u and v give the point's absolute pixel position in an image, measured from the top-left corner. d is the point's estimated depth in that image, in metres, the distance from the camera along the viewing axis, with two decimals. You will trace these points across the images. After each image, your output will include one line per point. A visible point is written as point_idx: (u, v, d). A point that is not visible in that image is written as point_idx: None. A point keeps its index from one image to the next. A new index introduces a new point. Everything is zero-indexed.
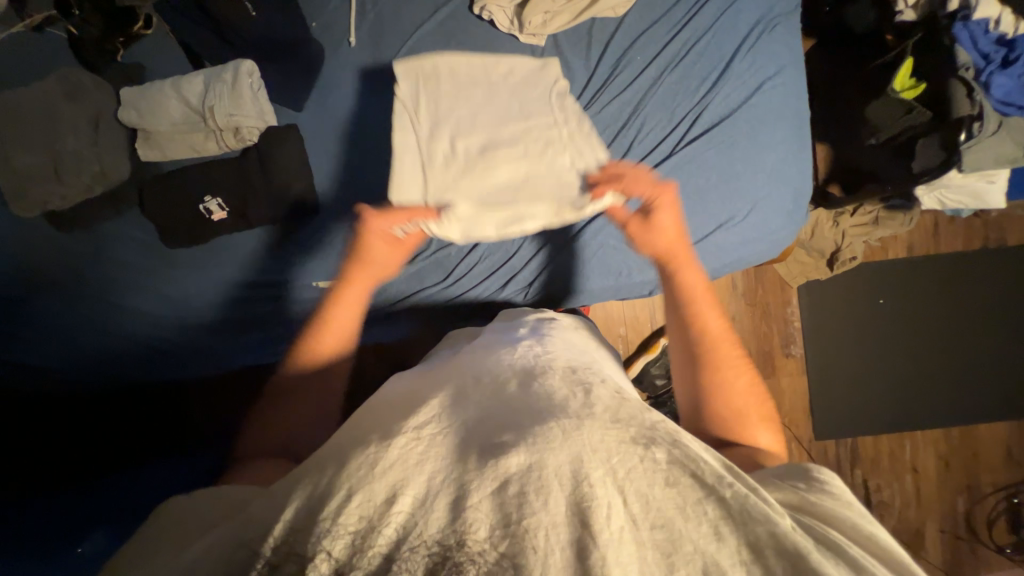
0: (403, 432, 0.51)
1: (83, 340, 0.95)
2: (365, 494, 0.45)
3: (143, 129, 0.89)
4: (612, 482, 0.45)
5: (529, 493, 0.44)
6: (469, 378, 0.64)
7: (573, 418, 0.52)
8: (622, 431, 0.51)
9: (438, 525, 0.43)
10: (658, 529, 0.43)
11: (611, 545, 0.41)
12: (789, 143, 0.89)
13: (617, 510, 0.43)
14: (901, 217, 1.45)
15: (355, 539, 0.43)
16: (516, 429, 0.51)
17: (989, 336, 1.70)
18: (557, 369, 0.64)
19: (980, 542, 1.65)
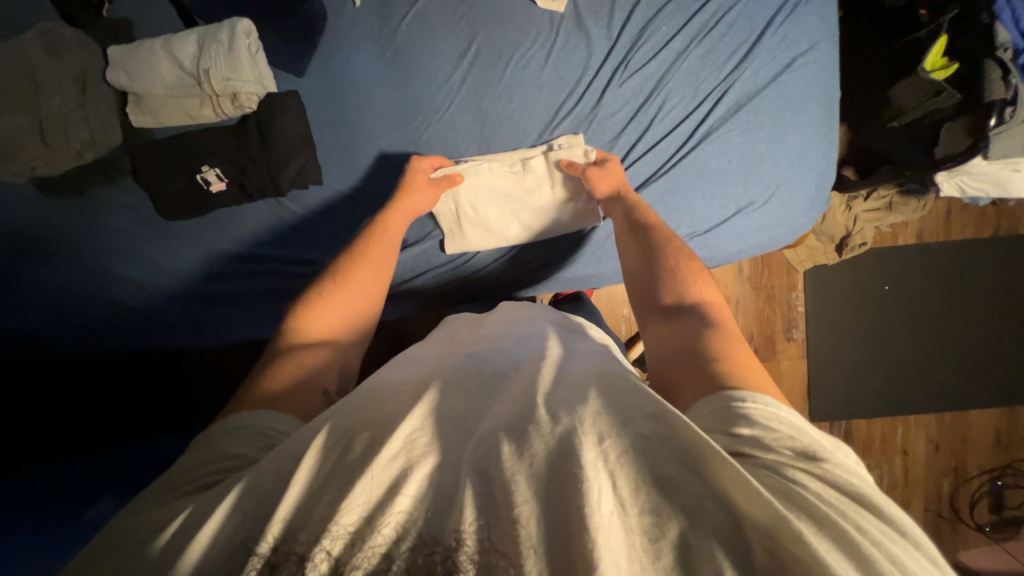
0: (405, 419, 0.49)
1: (87, 308, 0.95)
2: (365, 483, 0.43)
3: (133, 91, 0.84)
4: (603, 465, 0.44)
5: (519, 480, 0.43)
6: (466, 364, 0.63)
7: (573, 402, 0.51)
8: (611, 416, 0.49)
9: (426, 525, 0.42)
10: (649, 514, 0.41)
11: (602, 531, 0.39)
12: (817, 124, 0.85)
13: (608, 494, 0.42)
14: (914, 203, 1.43)
15: (352, 537, 0.41)
16: (509, 417, 0.50)
17: (990, 324, 1.71)
18: (555, 356, 0.63)
19: (961, 522, 1.71)
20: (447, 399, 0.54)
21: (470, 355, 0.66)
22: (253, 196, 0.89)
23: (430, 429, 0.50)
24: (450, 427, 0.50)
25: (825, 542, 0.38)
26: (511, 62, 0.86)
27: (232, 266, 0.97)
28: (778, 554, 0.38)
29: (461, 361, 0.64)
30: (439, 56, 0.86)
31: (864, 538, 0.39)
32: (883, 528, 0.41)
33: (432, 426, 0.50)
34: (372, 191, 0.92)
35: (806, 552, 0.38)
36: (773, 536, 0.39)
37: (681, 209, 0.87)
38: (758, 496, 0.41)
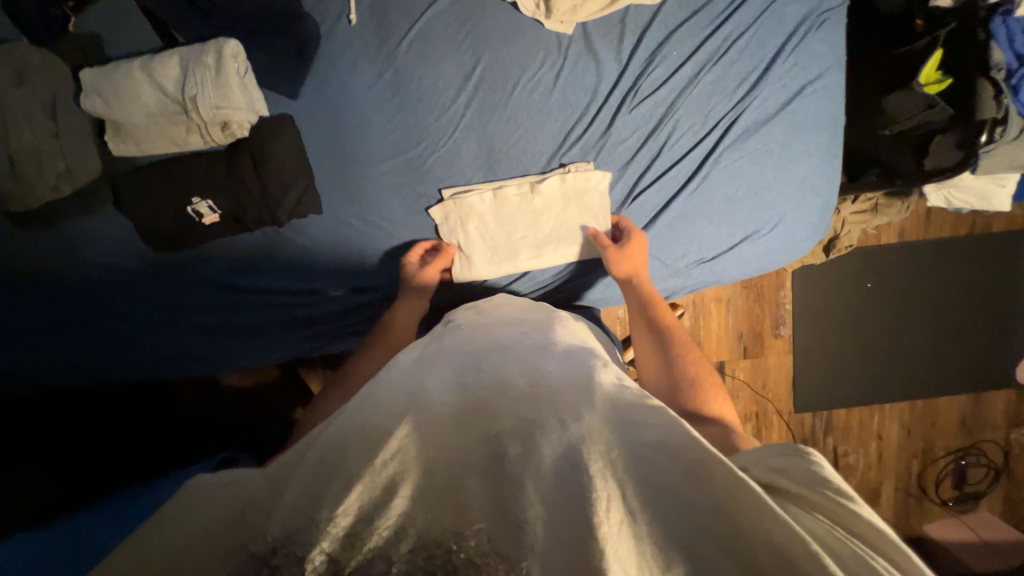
0: (404, 424, 0.53)
1: (75, 343, 0.92)
2: (366, 483, 0.46)
3: (112, 119, 0.78)
4: (610, 475, 0.48)
5: (527, 484, 0.47)
6: (467, 368, 0.66)
7: (572, 412, 0.55)
8: (615, 432, 0.54)
9: (420, 527, 0.45)
10: (654, 526, 0.45)
11: (610, 540, 0.42)
12: (822, 153, 0.86)
13: (615, 503, 0.45)
14: (899, 205, 1.48)
15: (349, 537, 0.43)
16: (515, 424, 0.54)
17: (962, 317, 1.80)
18: (555, 363, 0.67)
19: (927, 499, 1.84)
20: (454, 408, 0.58)
21: (471, 357, 0.69)
22: (250, 228, 0.86)
23: (435, 437, 0.53)
24: (452, 430, 0.55)
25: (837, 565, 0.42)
26: (518, 86, 0.83)
27: (228, 295, 0.94)
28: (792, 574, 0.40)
29: (463, 366, 0.67)
30: (443, 79, 0.83)
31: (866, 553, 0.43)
32: (892, 566, 0.43)
33: (438, 428, 0.55)
34: (377, 219, 0.89)
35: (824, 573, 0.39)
36: (791, 560, 0.41)
37: (689, 236, 0.87)
38: (772, 516, 0.43)
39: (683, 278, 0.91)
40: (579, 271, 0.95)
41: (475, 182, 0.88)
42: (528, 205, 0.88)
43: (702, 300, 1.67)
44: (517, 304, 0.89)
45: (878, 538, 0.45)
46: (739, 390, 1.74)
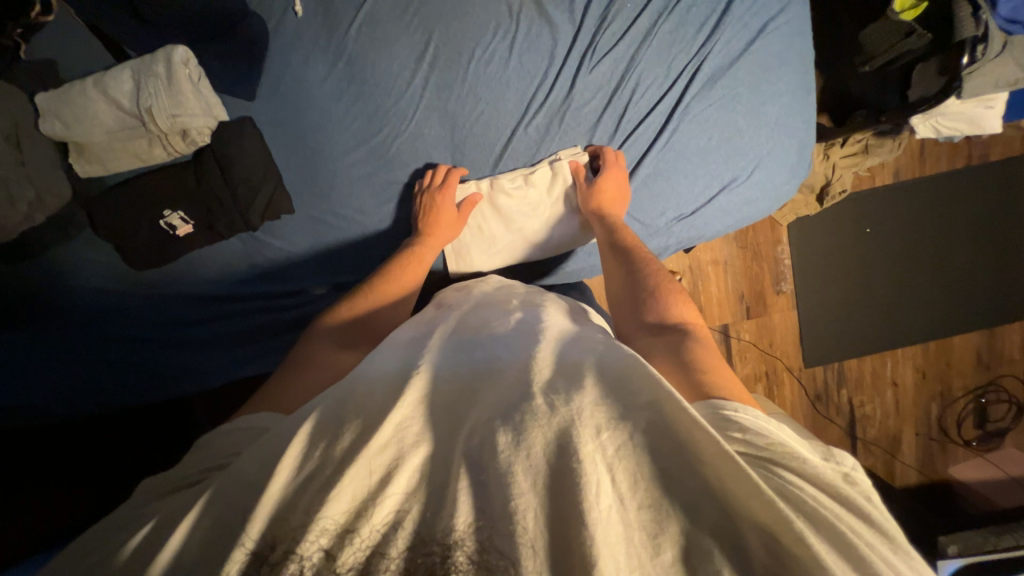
0: (397, 407, 0.50)
1: (62, 372, 0.91)
2: (360, 469, 0.45)
3: (73, 140, 0.78)
4: (602, 458, 0.45)
5: (516, 473, 0.44)
6: (459, 355, 0.61)
7: (561, 393, 0.51)
8: (612, 407, 0.49)
9: (415, 525, 0.44)
10: (646, 510, 0.43)
11: (600, 523, 0.41)
12: (793, 90, 0.84)
13: (605, 488, 0.43)
14: (891, 143, 1.43)
15: (342, 531, 0.43)
16: (504, 408, 0.50)
17: (969, 251, 1.76)
18: (546, 342, 0.61)
19: (950, 441, 1.80)
20: (441, 392, 0.55)
21: (465, 342, 0.65)
22: (224, 234, 0.86)
23: (423, 421, 0.51)
24: (440, 423, 0.51)
25: (824, 545, 0.40)
26: (473, 59, 0.81)
27: (212, 308, 0.94)
28: (778, 552, 0.40)
29: (456, 350, 0.63)
30: (397, 61, 0.81)
31: (849, 532, 0.41)
32: (885, 548, 0.41)
33: (426, 411, 0.52)
34: (348, 212, 0.89)
35: (806, 553, 0.39)
36: (775, 535, 0.41)
37: (666, 194, 0.86)
38: (761, 497, 0.41)
39: (666, 238, 0.90)
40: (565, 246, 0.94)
41: (441, 164, 0.87)
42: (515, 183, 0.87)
43: (698, 266, 1.65)
44: (498, 284, 0.85)
45: (868, 516, 0.43)
46: (747, 352, 1.71)
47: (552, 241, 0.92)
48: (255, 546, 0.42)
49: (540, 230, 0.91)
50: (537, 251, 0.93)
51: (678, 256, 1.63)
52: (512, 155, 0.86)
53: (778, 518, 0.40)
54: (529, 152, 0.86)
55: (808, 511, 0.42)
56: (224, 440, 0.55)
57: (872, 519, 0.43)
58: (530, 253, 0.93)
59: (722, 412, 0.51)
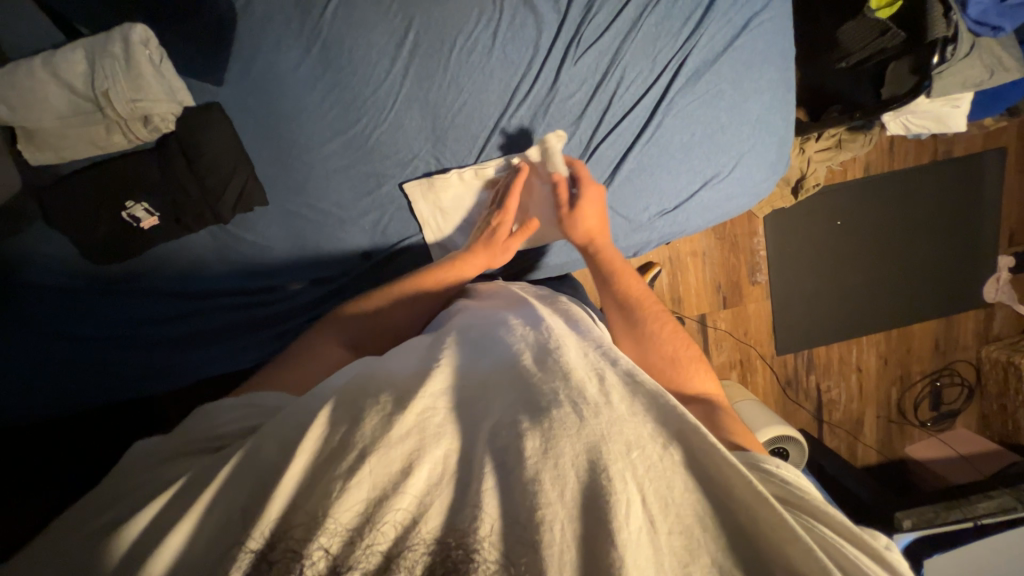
0: (419, 397, 0.50)
1: (22, 372, 0.86)
2: (380, 458, 0.45)
3: (19, 125, 0.72)
4: (632, 478, 0.45)
5: (544, 482, 0.44)
6: (477, 356, 0.59)
7: (591, 404, 0.50)
8: (640, 425, 0.49)
9: (439, 520, 0.44)
10: (675, 536, 0.44)
11: (630, 548, 0.41)
12: (774, 88, 0.85)
13: (636, 510, 0.43)
14: (863, 138, 1.49)
15: (352, 534, 0.42)
16: (520, 413, 0.50)
17: (931, 244, 1.84)
18: (571, 346, 0.59)
19: (908, 423, 1.92)
20: (460, 395, 0.53)
21: (480, 341, 0.62)
22: (192, 228, 0.82)
23: (446, 411, 0.51)
24: (463, 422, 0.50)
25: None
26: (456, 47, 0.79)
27: (180, 305, 0.90)
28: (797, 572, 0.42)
29: (476, 352, 0.60)
30: (375, 48, 0.78)
31: None
32: None
33: (449, 413, 0.50)
34: (324, 206, 0.86)
35: None
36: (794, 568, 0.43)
37: (649, 189, 0.86)
38: (797, 540, 0.43)
39: (648, 232, 0.90)
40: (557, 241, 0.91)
41: (422, 155, 0.85)
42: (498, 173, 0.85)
43: (678, 257, 1.68)
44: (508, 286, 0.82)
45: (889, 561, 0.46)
46: (723, 340, 1.77)
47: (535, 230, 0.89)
48: (258, 547, 0.42)
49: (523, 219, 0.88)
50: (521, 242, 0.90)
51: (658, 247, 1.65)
52: (496, 147, 0.84)
53: (805, 551, 0.42)
54: (511, 145, 0.84)
55: (827, 547, 0.45)
56: (207, 435, 0.54)
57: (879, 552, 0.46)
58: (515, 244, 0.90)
59: (750, 462, 0.54)
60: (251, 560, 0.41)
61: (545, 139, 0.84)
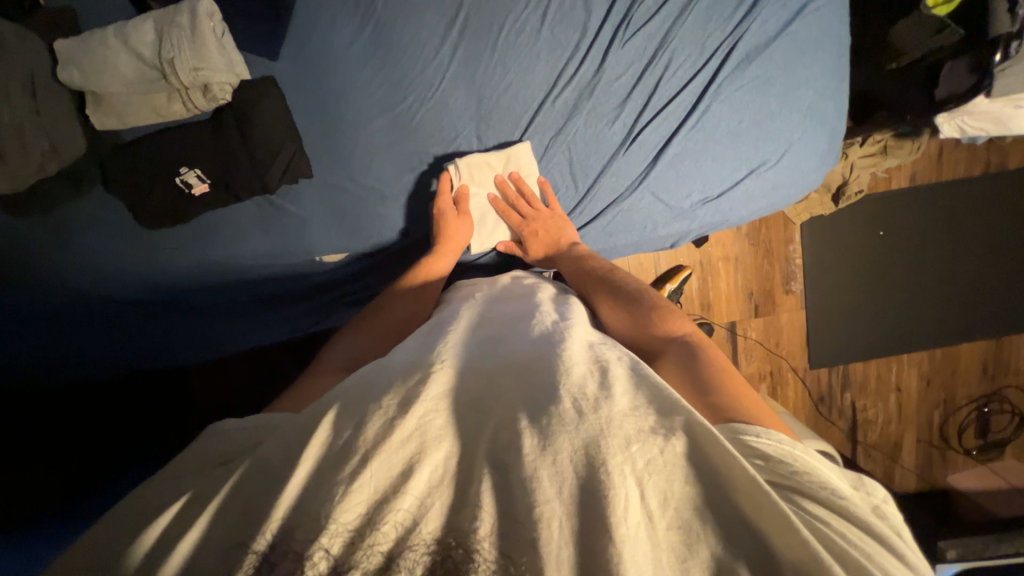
0: (420, 401, 0.48)
1: (75, 332, 0.91)
2: (386, 455, 0.44)
3: (90, 90, 0.76)
4: (631, 472, 0.43)
5: (541, 478, 0.43)
6: (481, 349, 0.60)
7: (590, 400, 0.48)
8: (641, 419, 0.47)
9: (441, 520, 0.43)
10: (674, 530, 0.42)
11: (628, 543, 0.39)
12: (828, 76, 0.83)
13: (634, 504, 0.41)
14: (909, 145, 1.43)
15: (354, 534, 0.41)
16: (528, 408, 0.49)
17: (981, 259, 1.75)
18: (574, 343, 0.59)
19: (950, 449, 1.80)
20: (463, 388, 0.52)
21: (488, 336, 0.63)
22: (240, 196, 0.84)
23: (448, 410, 0.49)
24: (467, 414, 0.50)
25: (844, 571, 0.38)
26: (503, 28, 0.80)
27: (217, 279, 0.92)
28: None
29: (479, 343, 0.61)
30: (424, 29, 0.80)
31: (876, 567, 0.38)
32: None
33: (450, 404, 0.50)
34: (366, 181, 0.87)
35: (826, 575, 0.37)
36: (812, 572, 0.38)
37: (692, 176, 0.85)
38: (796, 532, 0.39)
39: (689, 221, 0.89)
40: (606, 225, 0.88)
41: (464, 135, 0.85)
42: (540, 150, 0.85)
43: (709, 262, 1.65)
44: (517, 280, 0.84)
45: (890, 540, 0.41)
46: (753, 350, 1.71)
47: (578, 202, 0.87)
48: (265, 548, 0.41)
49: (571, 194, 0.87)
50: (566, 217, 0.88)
51: (689, 249, 1.62)
52: (538, 129, 0.84)
53: (796, 544, 0.39)
54: (555, 126, 0.84)
55: (827, 539, 0.40)
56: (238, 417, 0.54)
57: (872, 525, 0.42)
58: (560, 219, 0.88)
59: (736, 437, 0.49)
60: (256, 562, 0.41)
61: (588, 122, 0.83)
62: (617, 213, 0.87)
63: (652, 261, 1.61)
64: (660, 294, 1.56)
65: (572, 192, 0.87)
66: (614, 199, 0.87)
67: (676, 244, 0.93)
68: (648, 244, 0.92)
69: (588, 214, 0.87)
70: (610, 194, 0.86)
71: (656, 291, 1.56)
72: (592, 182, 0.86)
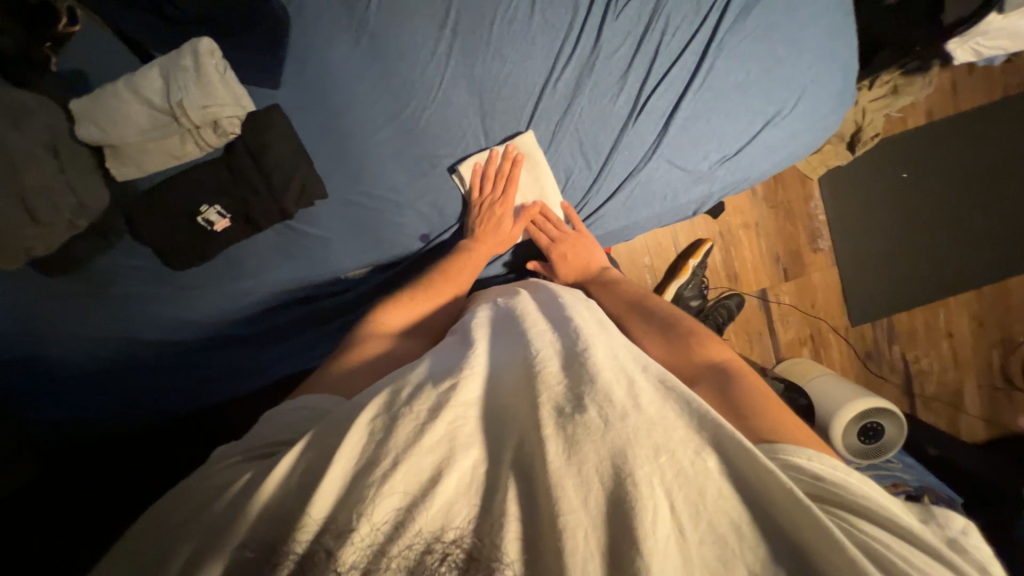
0: (450, 404, 0.47)
1: (114, 382, 0.92)
2: (413, 461, 0.43)
3: (108, 143, 0.78)
4: (660, 484, 0.41)
5: (566, 487, 0.41)
6: (505, 356, 0.56)
7: (618, 407, 0.45)
8: (671, 429, 0.45)
9: (468, 525, 0.42)
10: (708, 545, 0.39)
11: (657, 557, 0.37)
12: (831, 13, 0.84)
13: (663, 516, 0.39)
14: (921, 81, 1.38)
15: (381, 544, 0.41)
16: (555, 413, 0.46)
17: (1016, 186, 1.67)
18: (599, 347, 0.54)
19: (1017, 389, 1.70)
20: (489, 399, 0.50)
21: (512, 334, 0.60)
22: (261, 226, 0.85)
23: (477, 420, 0.48)
24: (493, 426, 0.48)
25: None
26: (496, 19, 0.80)
27: (252, 306, 0.93)
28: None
29: (504, 348, 0.58)
30: (419, 33, 0.81)
31: None
32: None
33: (477, 415, 0.48)
34: (381, 192, 0.88)
35: None
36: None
37: (707, 135, 0.85)
38: (841, 549, 0.37)
39: (710, 182, 0.90)
40: (626, 199, 0.88)
41: (471, 132, 0.86)
42: (551, 135, 0.85)
43: (729, 230, 1.61)
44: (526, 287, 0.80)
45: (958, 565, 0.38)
46: (789, 314, 1.65)
47: (595, 180, 0.87)
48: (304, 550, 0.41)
49: (587, 175, 0.87)
50: (584, 197, 0.88)
51: (708, 221, 1.59)
52: (544, 114, 0.84)
53: (835, 549, 0.37)
54: (562, 108, 0.84)
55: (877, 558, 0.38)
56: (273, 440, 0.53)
57: (927, 542, 0.39)
58: (579, 198, 0.88)
59: (776, 459, 0.47)
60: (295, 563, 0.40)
61: (593, 100, 0.83)
62: (636, 185, 0.87)
63: (670, 238, 1.58)
64: (684, 270, 1.53)
65: (588, 170, 0.87)
66: (630, 172, 0.87)
67: (698, 212, 0.95)
68: (669, 214, 0.93)
69: (607, 189, 0.88)
70: (627, 167, 0.86)
71: (680, 267, 1.53)
72: (608, 159, 0.86)
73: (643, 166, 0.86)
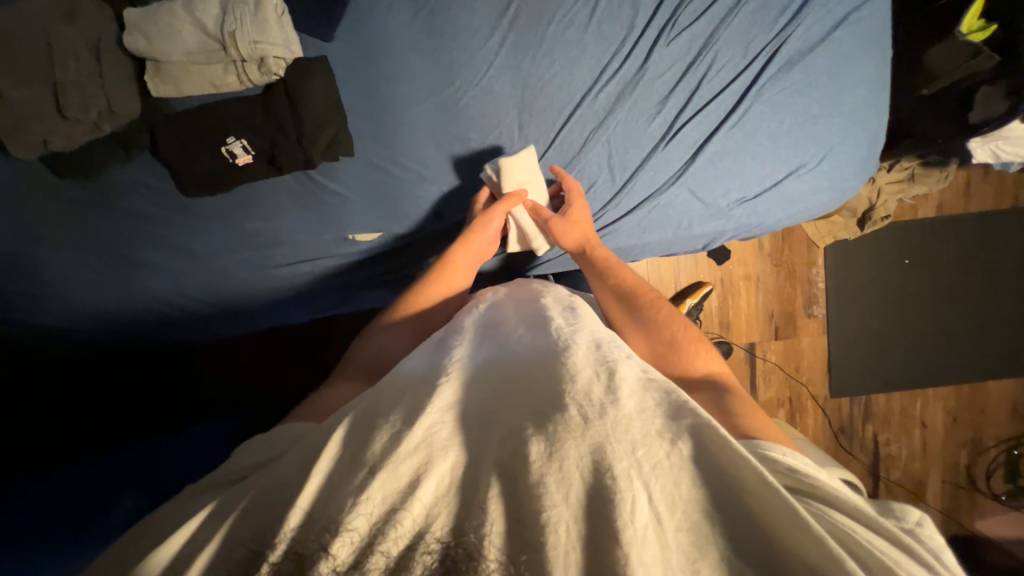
0: (427, 412, 0.46)
1: (101, 298, 0.91)
2: (388, 474, 0.41)
3: (152, 57, 0.77)
4: (638, 476, 0.41)
5: (549, 485, 0.41)
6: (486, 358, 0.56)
7: (595, 403, 0.47)
8: (648, 422, 0.46)
9: (447, 522, 0.41)
10: (684, 532, 0.40)
11: (635, 545, 0.37)
12: (868, 84, 0.88)
13: (642, 507, 0.39)
14: (938, 174, 1.43)
15: (365, 544, 0.39)
16: (537, 408, 0.48)
17: (1009, 294, 1.72)
18: (579, 347, 0.56)
19: (977, 492, 1.72)
20: (475, 399, 0.50)
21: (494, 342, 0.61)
22: (283, 168, 0.85)
23: (454, 420, 0.47)
24: (476, 424, 0.47)
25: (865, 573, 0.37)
26: (554, 21, 0.83)
27: (245, 249, 0.92)
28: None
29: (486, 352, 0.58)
30: (477, 17, 0.83)
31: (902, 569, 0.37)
32: None
33: (457, 416, 0.48)
34: (408, 163, 0.89)
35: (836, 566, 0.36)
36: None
37: (732, 174, 0.88)
38: (808, 530, 0.38)
39: (726, 220, 0.93)
40: (642, 219, 0.91)
41: (506, 124, 0.88)
42: (584, 142, 0.87)
43: (730, 279, 1.63)
44: (525, 287, 0.79)
45: (916, 549, 0.40)
46: (772, 374, 1.67)
47: (614, 194, 0.89)
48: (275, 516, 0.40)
49: (610, 187, 0.89)
50: (602, 208, 0.90)
51: (711, 266, 1.61)
52: (580, 120, 0.86)
53: (812, 541, 0.37)
54: (600, 118, 0.86)
55: (853, 549, 0.39)
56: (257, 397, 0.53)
57: (900, 537, 0.41)
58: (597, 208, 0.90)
59: (758, 452, 0.50)
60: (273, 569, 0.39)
61: (629, 117, 0.86)
62: (654, 206, 0.90)
63: (672, 275, 1.59)
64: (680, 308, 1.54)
65: (610, 181, 0.88)
66: (651, 192, 0.89)
67: (707, 246, 0.97)
68: (680, 242, 0.96)
69: (626, 205, 0.90)
70: (649, 188, 0.89)
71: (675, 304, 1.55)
72: (635, 176, 0.88)
73: (664, 189, 0.89)
